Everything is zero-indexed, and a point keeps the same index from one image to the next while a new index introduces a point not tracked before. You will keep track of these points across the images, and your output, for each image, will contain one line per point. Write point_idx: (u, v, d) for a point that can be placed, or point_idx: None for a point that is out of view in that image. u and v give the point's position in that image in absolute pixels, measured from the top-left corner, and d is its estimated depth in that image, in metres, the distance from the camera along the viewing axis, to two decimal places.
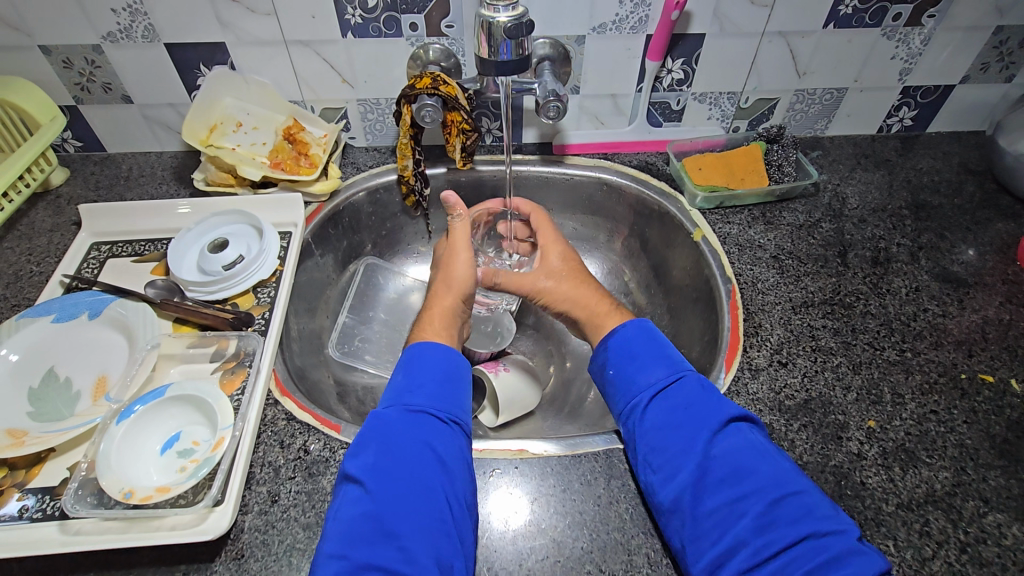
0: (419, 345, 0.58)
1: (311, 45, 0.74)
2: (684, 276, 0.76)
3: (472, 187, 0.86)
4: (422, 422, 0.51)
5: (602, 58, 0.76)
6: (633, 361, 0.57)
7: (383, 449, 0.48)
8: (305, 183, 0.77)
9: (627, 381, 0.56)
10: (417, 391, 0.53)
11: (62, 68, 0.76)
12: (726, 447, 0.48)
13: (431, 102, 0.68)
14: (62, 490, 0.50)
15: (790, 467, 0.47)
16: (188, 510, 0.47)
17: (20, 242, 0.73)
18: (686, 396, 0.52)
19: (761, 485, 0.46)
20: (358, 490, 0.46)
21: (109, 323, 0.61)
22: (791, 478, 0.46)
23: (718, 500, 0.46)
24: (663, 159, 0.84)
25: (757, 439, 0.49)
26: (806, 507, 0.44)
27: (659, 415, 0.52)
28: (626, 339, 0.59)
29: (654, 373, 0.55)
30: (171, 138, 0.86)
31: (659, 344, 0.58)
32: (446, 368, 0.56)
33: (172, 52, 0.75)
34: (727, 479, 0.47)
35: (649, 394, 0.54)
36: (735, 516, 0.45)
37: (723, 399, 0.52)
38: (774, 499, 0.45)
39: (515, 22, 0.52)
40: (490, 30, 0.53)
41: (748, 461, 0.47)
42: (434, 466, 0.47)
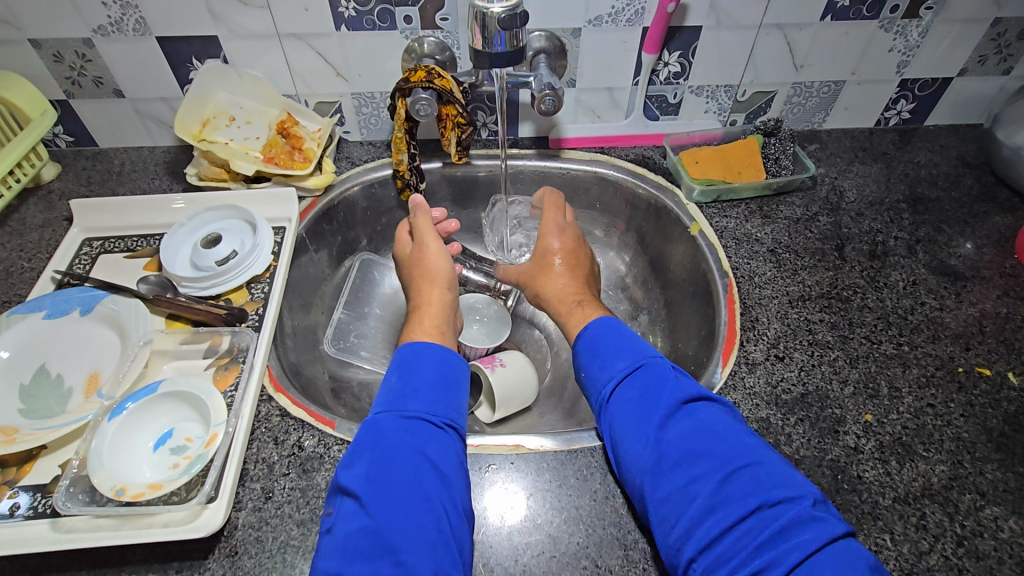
0: (415, 346, 0.57)
1: (305, 38, 0.74)
2: (681, 271, 0.75)
3: (468, 182, 0.85)
4: (417, 429, 0.50)
5: (598, 52, 0.75)
6: (597, 357, 0.56)
7: (372, 456, 0.47)
8: (299, 178, 0.76)
9: (592, 377, 0.56)
10: (403, 394, 0.52)
11: (53, 62, 0.75)
12: (677, 430, 0.48)
13: (425, 95, 0.68)
14: (54, 488, 0.49)
15: (750, 443, 0.47)
16: (181, 507, 0.47)
17: (11, 238, 0.73)
18: (645, 384, 0.52)
19: (713, 462, 0.45)
20: (355, 504, 0.45)
21: (101, 319, 0.61)
22: (747, 454, 0.46)
23: (673, 483, 0.45)
24: (660, 152, 0.84)
25: (714, 417, 0.49)
26: (756, 479, 0.43)
27: (621, 406, 0.52)
28: (589, 332, 0.59)
29: (615, 364, 0.54)
30: (163, 133, 0.85)
31: (621, 335, 0.57)
32: (441, 368, 0.55)
33: (164, 45, 0.74)
34: (679, 461, 0.46)
35: (612, 386, 0.53)
36: (689, 497, 0.44)
37: (683, 383, 0.52)
38: (725, 476, 0.44)
39: (509, 12, 0.50)
40: (484, 21, 0.51)
41: (702, 440, 0.47)
42: (429, 472, 0.47)
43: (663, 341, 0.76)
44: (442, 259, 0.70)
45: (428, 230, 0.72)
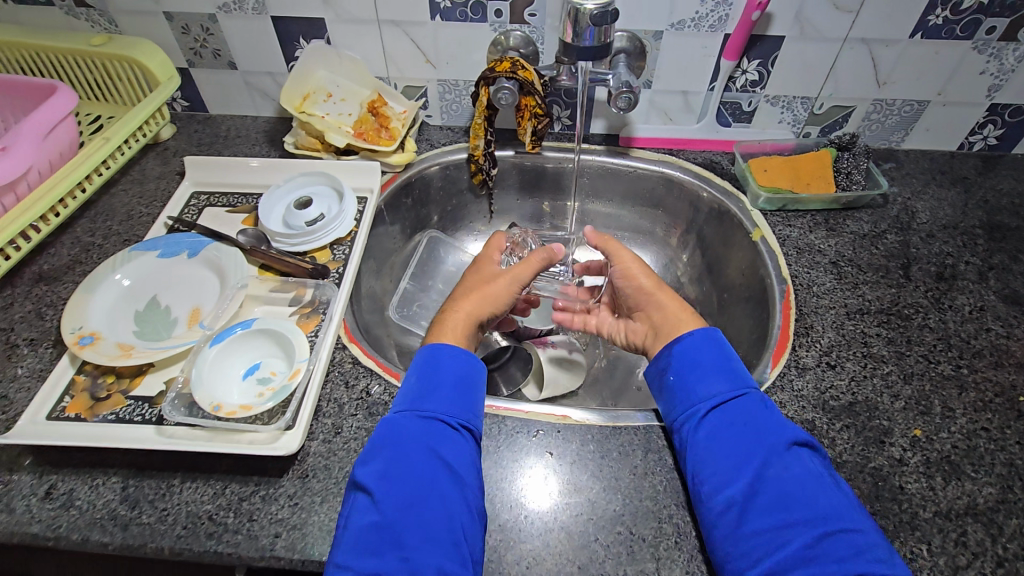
0: (438, 351, 0.58)
1: (402, 25, 0.80)
2: (738, 275, 0.77)
3: (537, 172, 0.89)
4: (436, 430, 0.52)
5: (677, 55, 0.78)
6: (694, 371, 0.56)
7: (396, 454, 0.49)
8: (384, 154, 0.81)
9: (684, 387, 0.55)
10: (425, 393, 0.54)
11: (180, 33, 0.84)
12: (781, 472, 0.48)
13: (508, 85, 0.72)
14: (158, 400, 0.57)
15: (851, 506, 0.46)
16: (264, 429, 0.53)
17: (132, 185, 0.82)
18: (747, 414, 0.52)
19: (811, 515, 0.45)
20: (367, 500, 0.47)
21: (204, 262, 0.68)
22: (851, 516, 0.45)
23: (761, 526, 0.45)
24: (729, 158, 0.85)
25: (815, 466, 0.48)
26: (856, 547, 0.43)
27: (714, 427, 0.52)
28: (695, 341, 0.58)
29: (716, 385, 0.54)
30: (266, 104, 0.94)
31: (727, 356, 0.56)
32: (462, 372, 0.56)
33: (277, 24, 0.82)
34: (772, 501, 0.46)
35: (707, 405, 0.53)
36: (782, 541, 0.44)
37: (786, 425, 0.51)
38: (824, 533, 0.44)
39: (601, 10, 0.53)
40: (576, 17, 0.54)
41: (801, 489, 0.46)
42: (447, 477, 0.49)
43: None
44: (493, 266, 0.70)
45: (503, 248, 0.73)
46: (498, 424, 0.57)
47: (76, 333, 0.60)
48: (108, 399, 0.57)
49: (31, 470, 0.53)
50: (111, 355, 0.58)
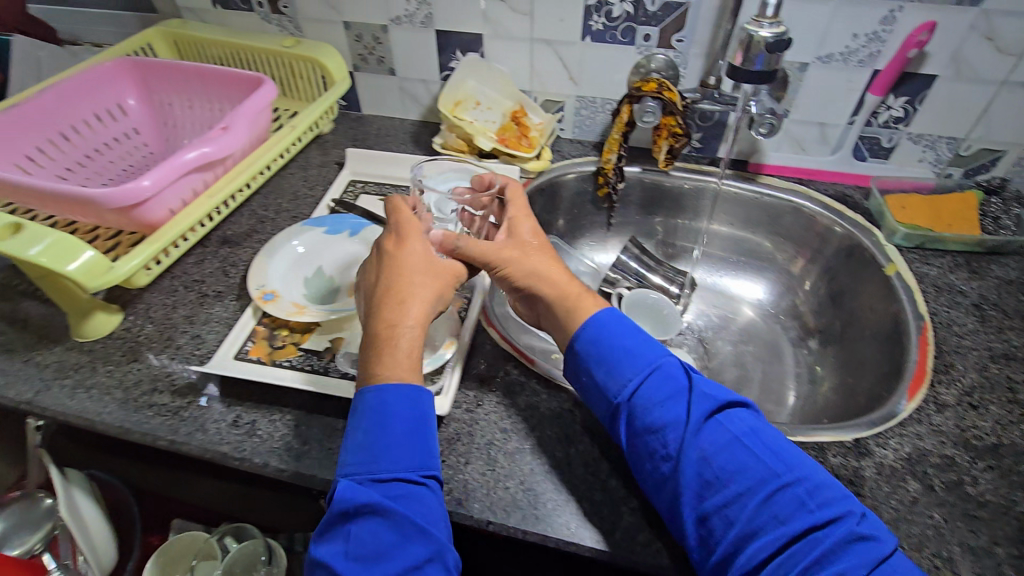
0: (379, 393, 0.49)
1: (553, 44, 0.86)
2: (866, 309, 0.76)
3: (661, 190, 0.92)
4: (393, 492, 0.46)
5: (820, 88, 0.79)
6: (597, 346, 0.54)
7: (364, 527, 0.44)
8: (522, 160, 0.88)
9: (598, 384, 0.54)
10: (371, 455, 0.47)
11: (353, 41, 0.95)
12: (710, 449, 0.47)
13: (652, 105, 0.77)
14: (324, 354, 0.64)
15: (796, 454, 0.47)
16: (421, 390, 0.59)
17: (298, 170, 0.93)
18: (672, 383, 0.51)
19: (749, 487, 0.45)
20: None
21: (362, 241, 0.77)
22: (788, 466, 0.46)
23: (727, 518, 0.44)
24: (862, 193, 0.84)
25: (744, 424, 0.48)
26: (805, 500, 0.44)
27: (709, 441, 0.47)
28: (592, 321, 0.56)
29: (625, 373, 0.52)
30: (413, 109, 1.03)
31: (646, 339, 0.55)
32: (412, 414, 0.49)
33: (439, 37, 0.91)
34: (729, 490, 0.45)
35: (625, 398, 0.51)
36: (756, 526, 0.43)
37: (702, 392, 0.50)
38: (760, 496, 0.44)
39: (776, 37, 0.56)
40: (749, 44, 0.58)
41: (735, 455, 0.46)
42: (393, 535, 0.44)
43: (833, 374, 0.77)
44: (421, 245, 0.57)
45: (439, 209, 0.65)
46: None
47: (260, 289, 0.69)
48: (284, 348, 0.65)
49: (221, 400, 0.62)
50: (289, 310, 0.67)
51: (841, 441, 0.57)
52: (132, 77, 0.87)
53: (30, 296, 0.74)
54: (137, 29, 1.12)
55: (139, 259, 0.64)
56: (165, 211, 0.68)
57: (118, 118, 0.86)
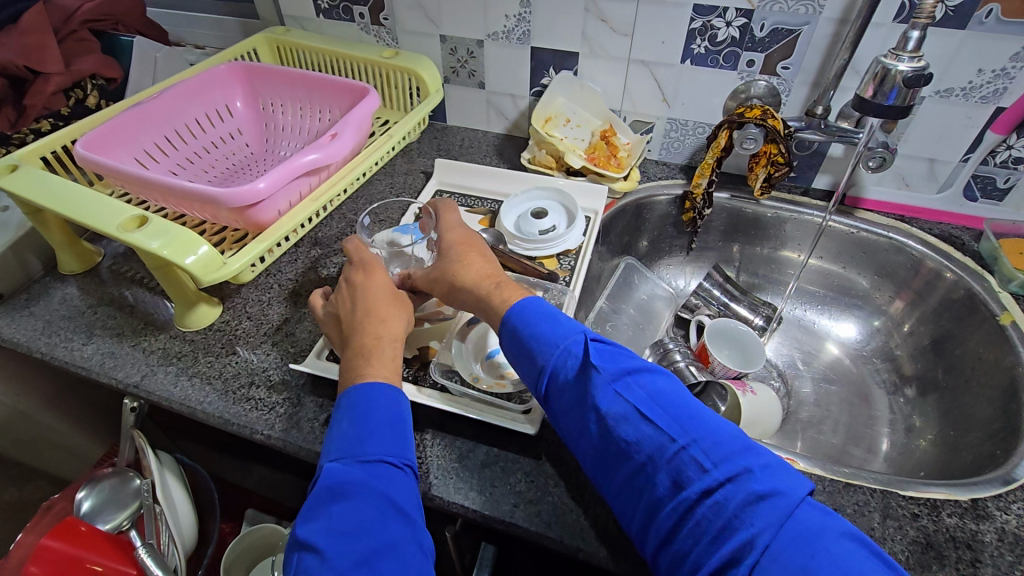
0: (364, 389, 0.50)
1: (650, 65, 0.86)
2: (974, 358, 0.72)
3: (748, 218, 0.90)
4: (376, 471, 0.45)
5: (934, 122, 0.76)
6: (548, 322, 0.52)
7: (337, 507, 0.42)
8: (610, 179, 0.87)
9: (534, 344, 0.51)
10: (356, 438, 0.46)
11: (448, 54, 0.97)
12: (634, 430, 0.43)
13: (755, 132, 0.75)
14: (414, 362, 0.65)
15: (699, 416, 0.43)
16: (511, 407, 0.60)
17: (386, 177, 0.95)
18: (601, 354, 0.48)
19: (675, 464, 0.41)
20: (315, 558, 0.41)
21: None
22: (685, 429, 0.42)
23: (666, 501, 0.41)
24: (971, 234, 0.80)
25: (642, 394, 0.45)
26: (698, 459, 0.40)
27: (568, 409, 0.48)
28: (519, 305, 0.54)
29: (541, 356, 0.50)
30: (498, 122, 1.04)
31: (544, 314, 0.52)
32: (395, 408, 0.49)
33: (534, 53, 0.92)
34: (666, 473, 0.41)
35: (542, 380, 0.50)
36: (679, 504, 0.40)
37: (605, 360, 0.47)
38: (665, 462, 0.41)
39: (915, 73, 0.54)
40: (884, 78, 0.55)
41: (639, 418, 0.43)
42: (398, 518, 0.43)
43: (932, 424, 0.72)
44: (387, 278, 0.62)
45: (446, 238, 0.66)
46: None
47: None
48: None
49: (314, 400, 0.63)
50: None
51: (956, 500, 0.53)
52: (241, 81, 0.92)
53: (137, 283, 0.78)
54: (239, 33, 1.18)
55: (250, 256, 0.67)
56: (274, 212, 0.71)
57: (225, 119, 0.91)
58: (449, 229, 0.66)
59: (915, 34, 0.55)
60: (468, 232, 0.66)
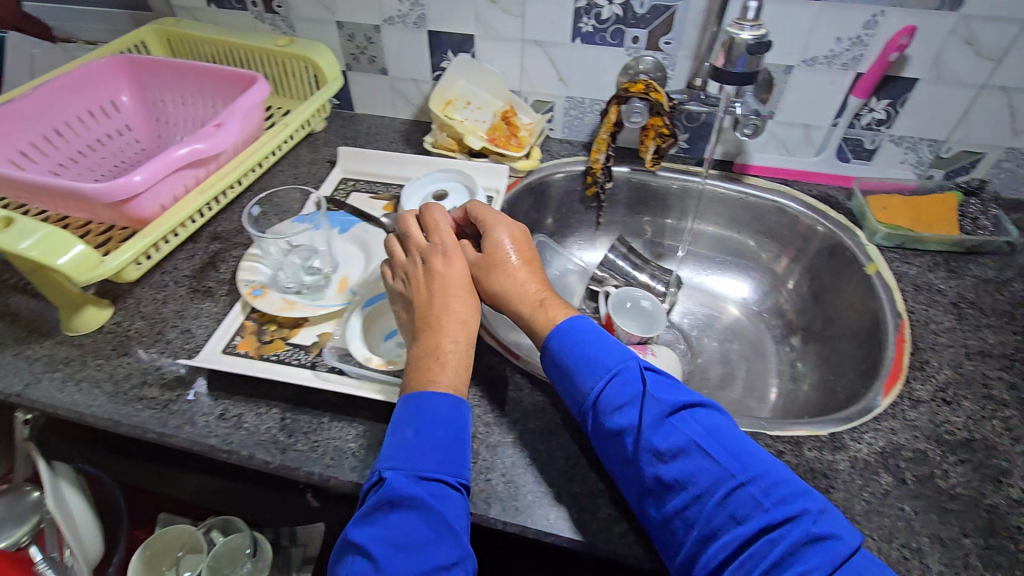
0: (428, 397, 0.52)
1: (543, 45, 0.87)
2: (847, 308, 0.77)
3: (648, 190, 0.94)
4: (435, 489, 0.48)
5: (805, 90, 0.81)
6: (587, 347, 0.54)
7: (394, 519, 0.46)
8: (512, 159, 0.89)
9: (569, 371, 0.54)
10: (414, 453, 0.49)
11: (346, 40, 0.96)
12: (685, 457, 0.47)
13: (640, 105, 0.79)
14: (312, 349, 0.66)
15: (752, 453, 0.48)
16: (405, 383, 0.60)
17: (290, 168, 0.94)
18: (653, 388, 0.52)
19: (738, 496, 0.45)
20: (366, 564, 0.45)
21: (351, 240, 0.78)
22: (744, 466, 0.46)
23: (702, 518, 0.45)
24: (845, 193, 0.86)
25: (711, 430, 0.49)
26: (756, 500, 0.44)
27: (614, 433, 0.51)
28: (565, 327, 0.56)
29: (587, 382, 0.53)
30: (405, 108, 1.04)
31: (592, 338, 0.55)
32: (456, 424, 0.51)
33: (431, 37, 0.92)
34: (706, 494, 0.45)
35: (587, 405, 0.53)
36: (720, 529, 0.44)
37: (657, 395, 0.51)
38: (722, 498, 0.45)
39: (756, 40, 0.57)
40: (731, 45, 0.59)
41: (692, 455, 0.47)
42: (445, 535, 0.46)
43: (815, 371, 0.78)
44: (463, 267, 0.62)
45: (496, 225, 0.64)
46: None
47: (249, 285, 0.70)
48: (272, 344, 0.67)
49: (209, 394, 0.63)
50: (278, 306, 0.68)
51: (817, 435, 0.58)
52: (126, 75, 0.88)
53: (20, 291, 0.75)
54: (131, 26, 1.13)
55: (130, 252, 0.65)
56: (157, 206, 0.69)
57: (111, 115, 0.87)
58: (501, 224, 0.64)
59: (753, 2, 0.59)
60: (519, 227, 0.65)
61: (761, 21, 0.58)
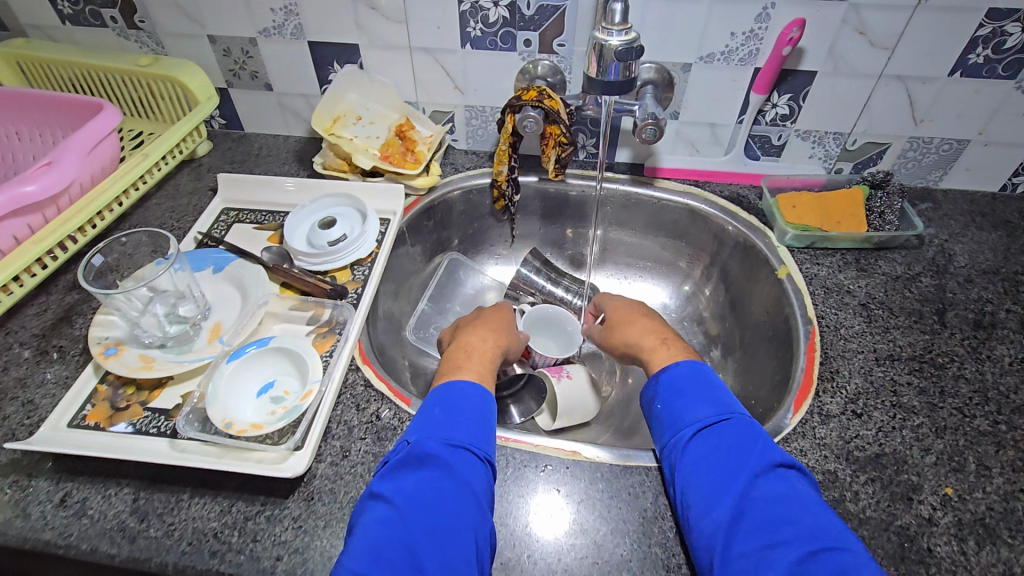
0: (461, 383, 0.56)
1: (432, 52, 0.81)
2: (762, 313, 0.75)
3: (560, 199, 0.89)
4: (460, 456, 0.50)
5: (706, 88, 0.77)
6: (681, 398, 0.56)
7: (421, 476, 0.48)
8: (408, 177, 0.83)
9: (671, 414, 0.55)
10: (448, 425, 0.52)
11: (222, 56, 0.87)
12: (766, 491, 0.47)
13: (534, 114, 0.73)
14: (173, 414, 0.58)
15: (836, 525, 0.44)
16: (273, 449, 0.53)
17: (166, 200, 0.85)
18: (733, 437, 0.51)
19: (798, 535, 0.43)
20: (387, 513, 0.45)
21: (226, 279, 0.70)
22: (833, 533, 0.43)
23: (756, 536, 0.44)
24: (756, 192, 0.83)
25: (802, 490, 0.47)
26: (839, 565, 0.41)
27: (701, 450, 0.51)
28: (675, 371, 0.58)
29: (693, 417, 0.54)
30: (298, 125, 0.96)
31: (707, 384, 0.57)
32: (482, 406, 0.54)
33: (313, 49, 0.84)
34: (764, 523, 0.45)
35: (694, 429, 0.53)
36: (766, 564, 0.42)
37: (769, 449, 0.50)
38: (810, 552, 0.42)
39: (626, 46, 0.58)
40: (601, 51, 0.60)
41: (783, 509, 0.45)
42: (470, 503, 0.47)
43: (734, 381, 0.75)
44: (504, 312, 0.73)
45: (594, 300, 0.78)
46: (505, 457, 0.57)
47: (102, 343, 0.62)
48: (126, 411, 0.58)
49: (49, 476, 0.55)
50: (133, 366, 0.60)
51: None
52: None
53: None
54: None
55: None
56: None
57: None
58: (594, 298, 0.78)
59: (618, 5, 0.59)
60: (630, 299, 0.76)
61: (629, 27, 0.59)
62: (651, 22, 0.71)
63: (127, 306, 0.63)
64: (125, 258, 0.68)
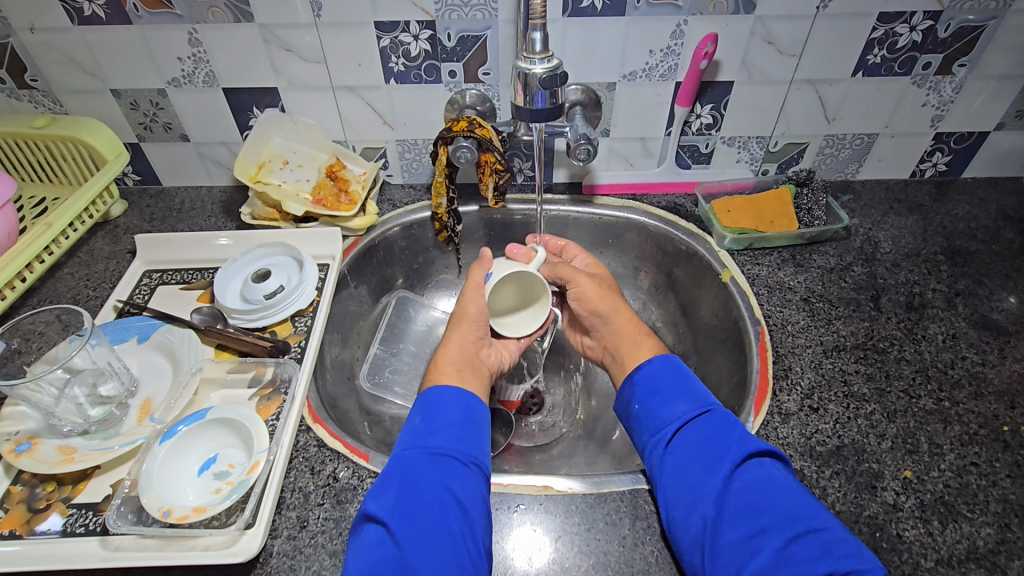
0: (438, 389, 0.57)
1: (356, 90, 0.79)
2: (712, 318, 0.76)
3: (504, 225, 0.88)
4: (444, 463, 0.51)
5: (632, 105, 0.78)
6: (657, 396, 0.56)
7: (403, 485, 0.49)
8: (344, 219, 0.80)
9: (648, 413, 0.56)
10: (431, 428, 0.54)
11: (129, 109, 0.82)
12: (746, 481, 0.48)
13: (467, 144, 0.72)
14: (104, 507, 0.52)
15: (811, 505, 0.46)
16: (221, 532, 0.49)
17: (80, 268, 0.78)
18: (709, 431, 0.52)
19: (782, 521, 0.45)
20: (381, 531, 0.46)
21: (154, 347, 0.65)
22: (809, 517, 0.45)
23: (737, 528, 0.45)
24: (692, 200, 0.86)
25: (779, 474, 0.48)
26: (825, 544, 0.43)
27: (680, 450, 0.52)
28: (645, 369, 0.59)
29: (668, 414, 0.55)
30: (221, 174, 0.91)
31: (681, 376, 0.58)
32: (468, 410, 0.56)
33: (229, 96, 0.80)
34: (746, 513, 0.46)
35: (672, 427, 0.54)
36: (753, 552, 0.44)
37: (741, 438, 0.51)
38: (792, 535, 0.44)
39: (549, 74, 0.59)
40: (526, 79, 0.61)
41: (767, 498, 0.46)
42: (454, 509, 0.48)
43: None
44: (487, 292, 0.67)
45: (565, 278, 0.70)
46: None
47: (11, 440, 0.55)
48: (45, 510, 0.52)
49: None
50: (52, 461, 0.53)
51: None
52: None
53: None
54: None
55: None
56: None
57: None
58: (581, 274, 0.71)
59: (537, 34, 0.59)
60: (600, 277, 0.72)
61: (551, 55, 0.60)
62: (572, 45, 0.72)
63: (40, 396, 0.56)
64: (34, 336, 0.62)
